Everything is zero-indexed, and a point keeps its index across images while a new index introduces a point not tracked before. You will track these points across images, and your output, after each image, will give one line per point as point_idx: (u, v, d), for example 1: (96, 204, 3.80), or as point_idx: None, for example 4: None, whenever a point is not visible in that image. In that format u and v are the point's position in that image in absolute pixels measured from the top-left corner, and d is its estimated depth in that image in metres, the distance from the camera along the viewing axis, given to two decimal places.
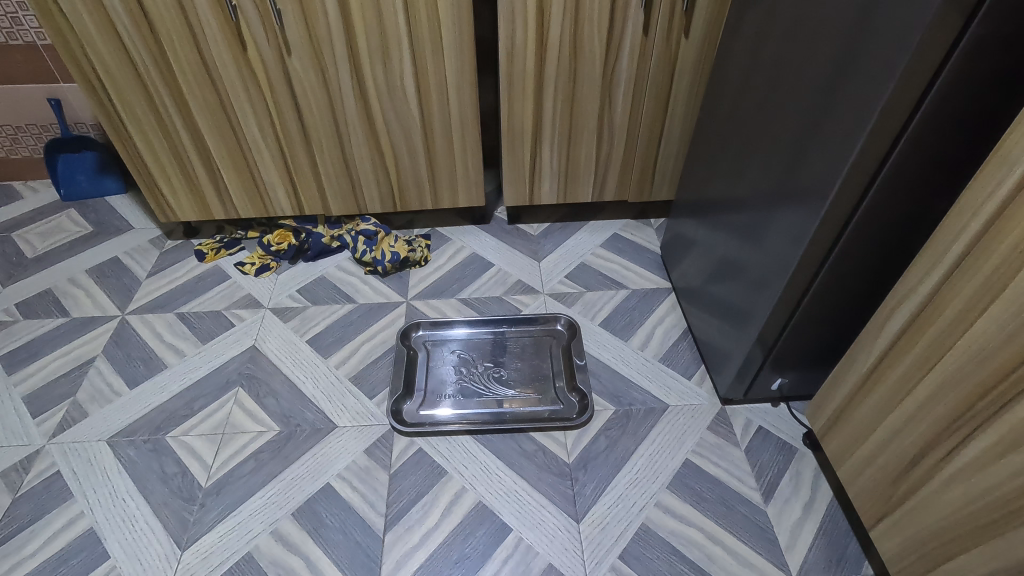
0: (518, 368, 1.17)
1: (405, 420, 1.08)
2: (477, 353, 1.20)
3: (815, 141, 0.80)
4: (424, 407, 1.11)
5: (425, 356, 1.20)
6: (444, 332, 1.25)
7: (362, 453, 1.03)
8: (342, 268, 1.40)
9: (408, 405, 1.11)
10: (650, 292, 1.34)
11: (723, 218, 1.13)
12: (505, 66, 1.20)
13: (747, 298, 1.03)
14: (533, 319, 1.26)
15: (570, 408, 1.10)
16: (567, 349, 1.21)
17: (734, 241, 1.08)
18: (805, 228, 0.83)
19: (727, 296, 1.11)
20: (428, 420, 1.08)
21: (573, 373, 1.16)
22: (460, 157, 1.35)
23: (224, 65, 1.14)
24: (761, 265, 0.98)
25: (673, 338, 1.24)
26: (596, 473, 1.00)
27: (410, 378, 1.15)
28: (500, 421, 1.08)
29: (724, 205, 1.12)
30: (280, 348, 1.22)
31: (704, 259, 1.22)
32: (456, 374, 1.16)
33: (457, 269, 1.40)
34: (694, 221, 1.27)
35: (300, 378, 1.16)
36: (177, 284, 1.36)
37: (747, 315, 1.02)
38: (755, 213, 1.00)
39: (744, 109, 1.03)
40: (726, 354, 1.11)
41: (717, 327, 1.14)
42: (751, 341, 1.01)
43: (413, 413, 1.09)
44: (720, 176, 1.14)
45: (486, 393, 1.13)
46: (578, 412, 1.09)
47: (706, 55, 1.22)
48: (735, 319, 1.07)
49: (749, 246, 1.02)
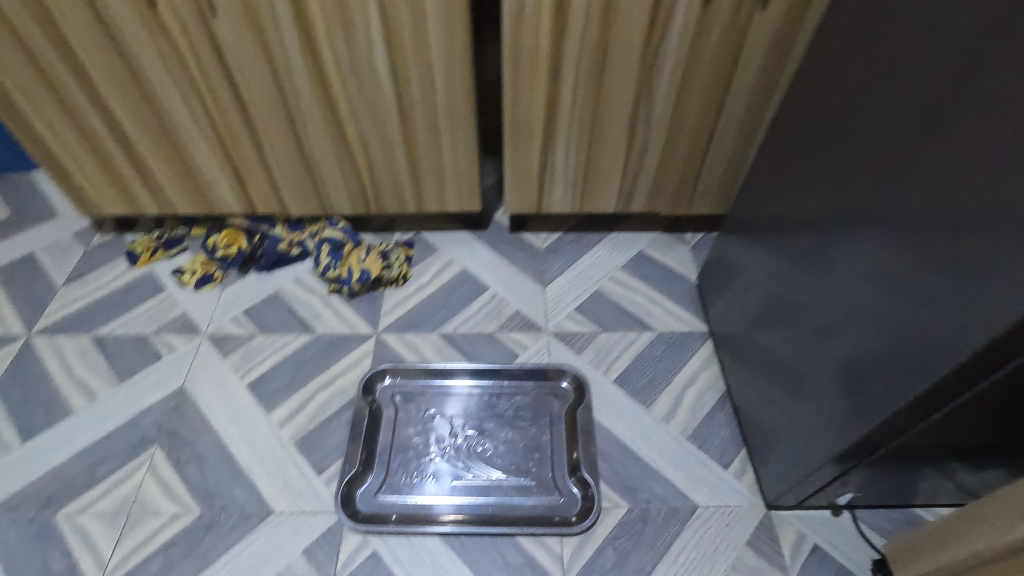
0: (508, 441, 0.92)
1: (359, 509, 0.85)
2: (460, 414, 0.95)
3: (986, 199, 0.50)
4: (384, 490, 0.87)
5: (394, 415, 0.95)
6: (421, 381, 1.00)
7: (300, 553, 0.81)
8: (302, 282, 1.14)
9: (364, 484, 0.88)
10: (680, 336, 1.06)
11: (784, 253, 0.84)
12: (511, 40, 0.89)
13: (818, 377, 0.76)
14: (531, 372, 1.00)
15: (568, 506, 0.86)
16: (572, 414, 0.96)
17: (799, 292, 0.80)
18: (935, 315, 0.56)
19: (784, 361, 0.84)
20: (388, 509, 0.85)
21: (575, 452, 0.91)
22: (449, 154, 1.06)
23: (129, 25, 0.85)
24: (835, 321, 0.72)
25: (707, 405, 0.97)
26: None
27: (370, 446, 0.91)
28: (478, 517, 0.85)
29: (787, 236, 0.84)
30: (214, 393, 0.98)
31: (754, 300, 0.94)
32: (431, 443, 0.92)
33: (441, 291, 1.13)
34: (741, 245, 0.99)
35: (234, 439, 0.92)
36: (100, 295, 1.11)
37: (818, 400, 0.76)
38: (837, 264, 0.71)
39: (833, 117, 0.73)
40: (776, 438, 0.86)
41: (767, 396, 0.88)
42: (825, 441, 0.75)
43: (369, 496, 0.86)
44: (783, 197, 0.85)
45: (466, 473, 0.89)
46: (578, 512, 0.85)
47: (787, 34, 0.88)
48: (796, 396, 0.81)
49: (824, 305, 0.75)
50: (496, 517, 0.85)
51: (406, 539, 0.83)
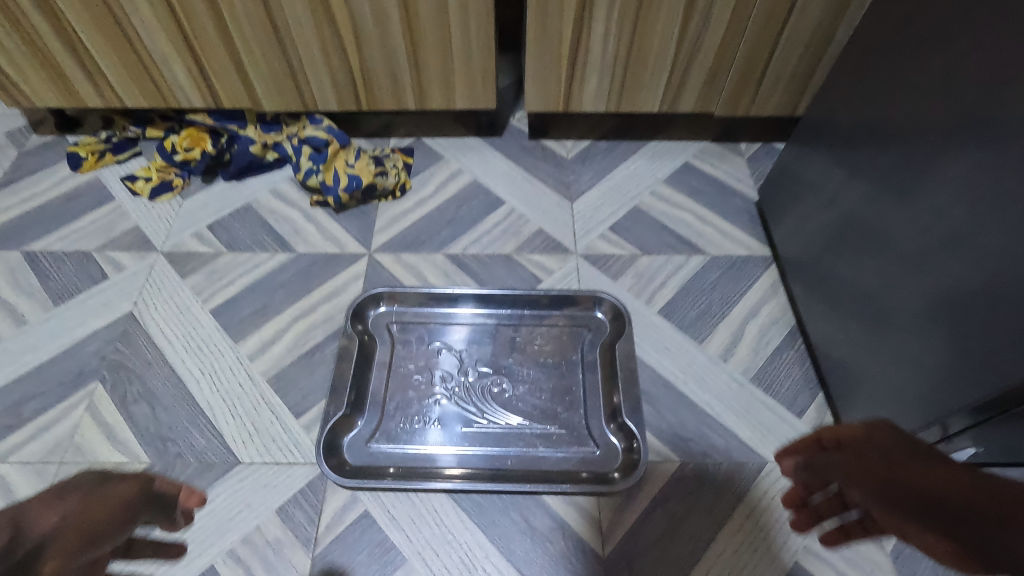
0: (530, 381, 0.75)
1: (349, 462, 0.68)
2: (470, 349, 0.78)
3: None
4: (378, 437, 0.70)
5: (390, 349, 0.77)
6: (424, 309, 0.81)
7: (272, 513, 0.65)
8: (279, 193, 0.94)
9: (354, 430, 0.71)
10: (738, 260, 0.88)
11: (879, 159, 0.66)
12: None
13: (922, 319, 0.60)
14: (557, 300, 0.82)
15: (606, 459, 0.69)
16: (609, 350, 0.78)
17: (901, 215, 0.63)
18: None
19: (870, 295, 0.68)
20: (383, 460, 0.69)
21: (614, 395, 0.74)
22: (458, 29, 0.84)
23: None
24: (961, 252, 0.55)
25: (773, 340, 0.79)
26: None
27: (360, 385, 0.74)
28: (494, 471, 0.68)
29: (885, 135, 0.65)
30: (170, 320, 0.80)
31: (830, 220, 0.76)
32: (435, 382, 0.75)
33: (448, 206, 0.94)
34: (812, 156, 0.80)
35: (194, 374, 0.75)
36: (35, 204, 0.92)
37: (919, 348, 0.60)
38: (973, 173, 0.54)
39: None
40: (859, 388, 0.69)
41: (845, 338, 0.72)
42: (929, 398, 0.59)
43: (360, 445, 0.69)
44: (878, 91, 0.66)
45: (479, 419, 0.72)
46: (618, 467, 0.69)
47: None
48: (887, 338, 0.65)
49: (938, 229, 0.58)
50: (516, 472, 0.68)
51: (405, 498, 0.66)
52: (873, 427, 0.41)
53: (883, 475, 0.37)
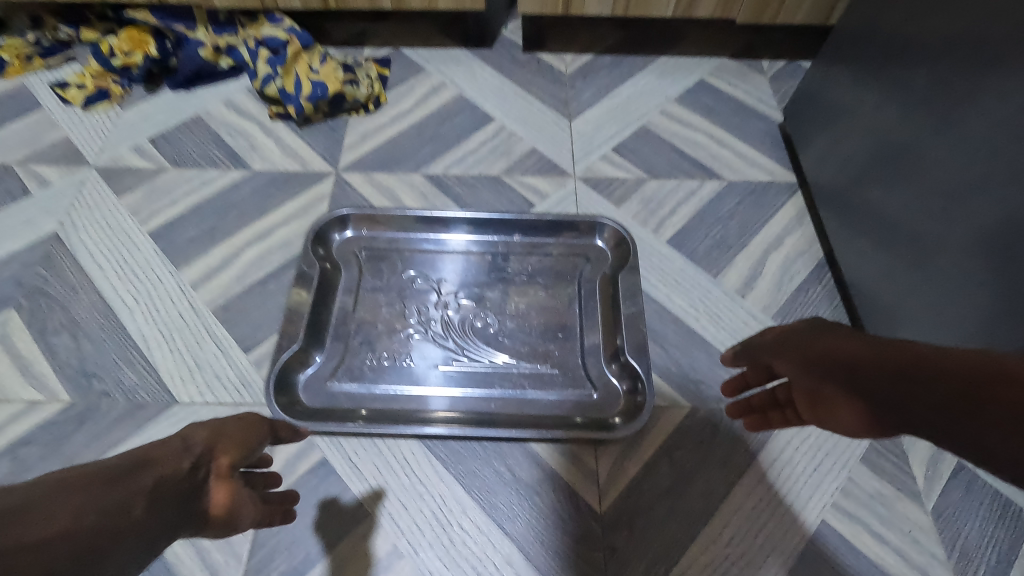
0: (519, 316, 0.65)
1: (305, 402, 0.58)
2: (450, 280, 0.67)
3: None
4: (340, 376, 0.60)
5: (356, 278, 0.67)
6: (398, 235, 0.71)
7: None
8: (234, 104, 0.82)
9: (312, 367, 0.61)
10: (759, 187, 0.77)
11: (934, 62, 0.57)
12: None
13: (977, 244, 0.52)
14: (552, 227, 0.71)
15: (605, 403, 0.60)
16: (610, 283, 0.68)
17: (961, 123, 0.54)
18: None
19: (910, 223, 0.59)
20: (345, 401, 0.59)
21: (616, 333, 0.64)
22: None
23: None
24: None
25: (798, 274, 0.69)
26: (651, 540, 0.53)
27: (320, 317, 0.63)
28: (475, 415, 0.59)
29: (945, 31, 0.55)
30: (101, 243, 0.68)
31: (860, 146, 0.67)
32: (409, 316, 0.64)
33: (429, 123, 0.82)
34: (847, 64, 0.69)
35: (127, 303, 0.64)
36: None
37: (969, 276, 0.52)
38: None
39: None
40: (892, 329, 0.61)
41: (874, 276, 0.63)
42: (977, 334, 0.52)
43: (318, 385, 0.59)
44: None
45: (458, 356, 0.62)
46: (619, 411, 0.59)
47: None
48: (932, 269, 0.56)
49: (1010, 137, 0.49)
50: (500, 417, 0.58)
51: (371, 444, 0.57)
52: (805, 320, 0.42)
53: (807, 353, 0.39)
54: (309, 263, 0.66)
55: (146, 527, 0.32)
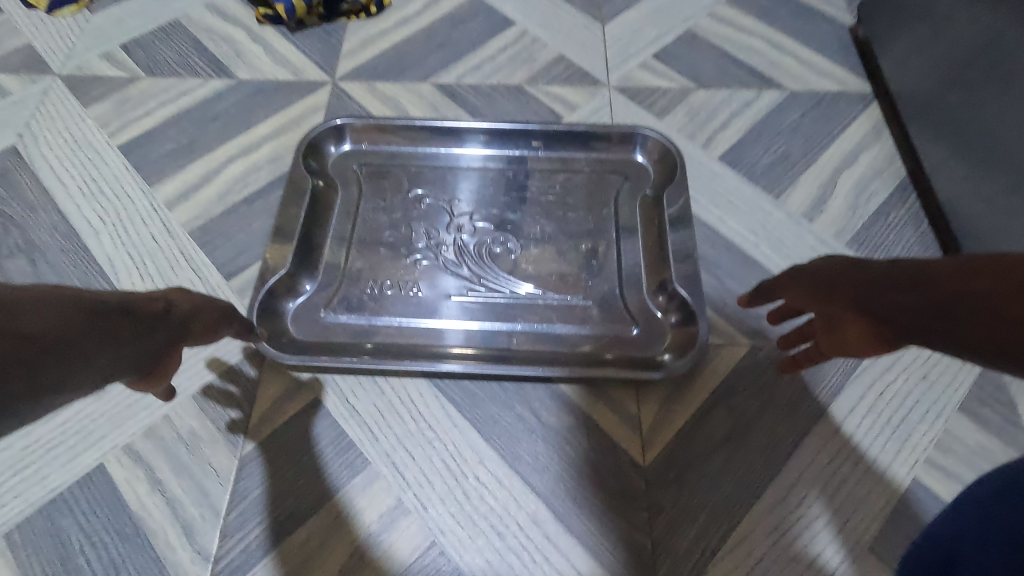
0: (545, 241, 0.55)
1: (294, 335, 0.50)
2: (464, 199, 0.57)
3: None
4: (335, 305, 0.51)
5: (355, 197, 0.57)
6: (404, 149, 0.61)
7: (188, 399, 0.47)
8: (218, 8, 0.72)
9: (302, 295, 0.52)
10: (827, 97, 0.65)
11: None
12: None
13: None
14: (582, 140, 0.61)
15: (652, 340, 0.50)
16: (653, 204, 0.57)
17: None
18: None
19: (1007, 138, 0.51)
20: (341, 334, 0.50)
21: (661, 259, 0.54)
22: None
23: None
24: None
25: (876, 196, 0.58)
26: (705, 497, 0.44)
27: (313, 240, 0.54)
28: (494, 352, 0.49)
29: None
30: (65, 157, 0.60)
31: (944, 60, 0.58)
32: (416, 239, 0.55)
33: (439, 27, 0.71)
34: None
35: (92, 223, 0.56)
36: None
37: None
38: None
39: None
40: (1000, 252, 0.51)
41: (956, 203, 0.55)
42: None
43: (309, 316, 0.51)
44: None
45: (474, 283, 0.52)
46: (669, 349, 0.49)
47: None
48: None
49: None
50: (524, 353, 0.49)
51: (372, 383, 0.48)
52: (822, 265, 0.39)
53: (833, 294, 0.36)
54: (300, 178, 0.57)
55: (104, 356, 0.29)
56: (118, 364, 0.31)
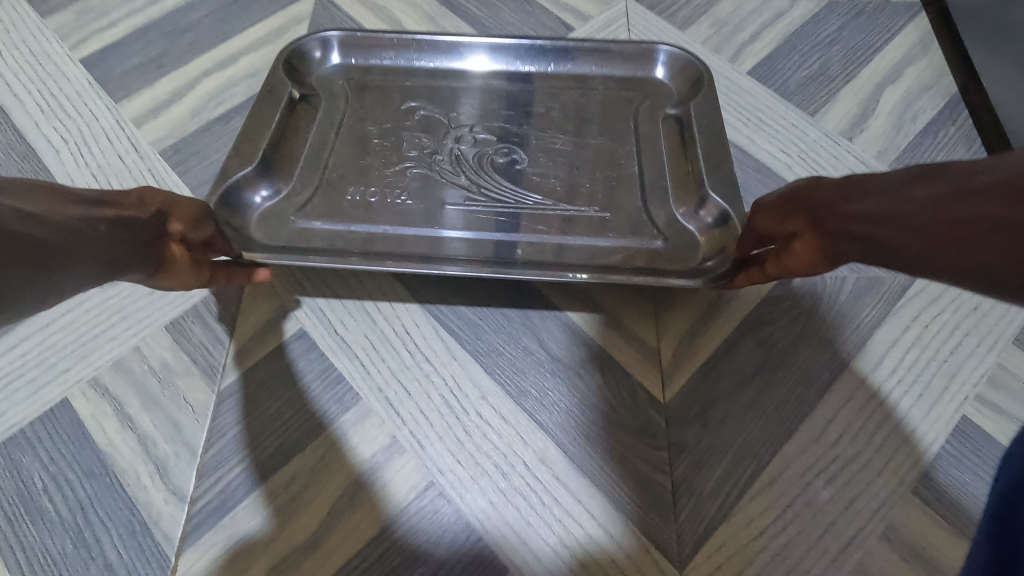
0: (554, 152, 0.49)
1: (260, 236, 0.44)
2: (465, 113, 0.51)
3: None
4: (308, 213, 0.45)
5: (337, 108, 0.51)
6: (394, 61, 0.54)
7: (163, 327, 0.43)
8: None
9: (272, 200, 0.46)
10: (868, 8, 0.58)
11: None
12: None
13: None
14: (596, 50, 0.53)
15: (678, 247, 0.44)
16: (676, 123, 0.50)
17: None
18: None
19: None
20: (316, 241, 0.44)
21: (688, 167, 0.47)
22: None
23: None
24: None
25: (923, 113, 0.52)
26: (732, 435, 0.40)
27: (290, 150, 0.48)
28: (495, 258, 0.43)
29: None
30: (21, 71, 0.54)
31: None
32: (408, 150, 0.49)
33: None
34: None
35: (51, 141, 0.50)
36: None
37: None
38: None
39: None
40: None
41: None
42: None
43: (277, 222, 0.45)
44: None
45: (474, 192, 0.47)
46: (708, 255, 0.43)
47: None
48: None
49: None
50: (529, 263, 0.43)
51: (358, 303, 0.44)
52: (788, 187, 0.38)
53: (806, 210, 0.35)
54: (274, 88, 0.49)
55: (100, 234, 0.30)
56: (119, 242, 0.31)
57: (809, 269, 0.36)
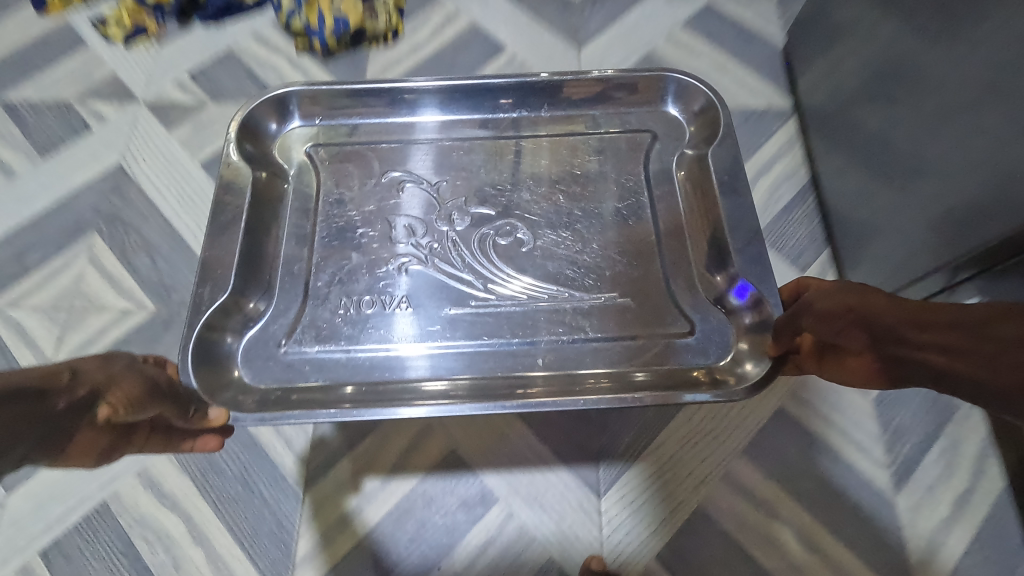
0: (559, 211, 0.64)
1: (269, 376, 0.56)
2: (425, 175, 0.67)
3: None
4: (300, 338, 0.57)
5: (317, 178, 0.66)
6: (362, 125, 0.70)
7: (302, 429, 0.64)
8: (261, 38, 0.88)
9: (257, 319, 0.58)
10: (753, 114, 0.82)
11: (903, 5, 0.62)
12: None
13: (933, 172, 0.59)
14: (598, 96, 0.70)
15: (707, 343, 0.57)
16: (696, 160, 0.67)
17: (924, 61, 0.59)
18: None
19: (877, 167, 0.67)
20: (307, 367, 0.56)
21: (712, 232, 0.62)
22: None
23: None
24: (967, 101, 0.54)
25: (781, 199, 0.77)
26: (635, 418, 0.65)
27: (261, 251, 0.61)
28: (514, 355, 0.57)
29: None
30: (160, 173, 0.78)
31: (856, 72, 0.71)
32: (397, 240, 0.63)
33: (445, 52, 0.87)
34: None
35: (189, 227, 0.74)
36: (4, 51, 0.87)
37: (926, 196, 0.59)
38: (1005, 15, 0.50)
39: None
40: (871, 243, 0.68)
41: (865, 199, 0.69)
42: (928, 245, 0.60)
43: (261, 362, 0.56)
44: None
45: (474, 284, 0.60)
46: (749, 358, 0.55)
47: None
48: (891, 195, 0.65)
49: (957, 79, 0.55)
50: (552, 373, 0.56)
51: (473, 458, 0.64)
52: (836, 290, 0.44)
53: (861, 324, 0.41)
54: (238, 168, 0.63)
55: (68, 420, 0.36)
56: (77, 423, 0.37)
57: (865, 377, 0.44)
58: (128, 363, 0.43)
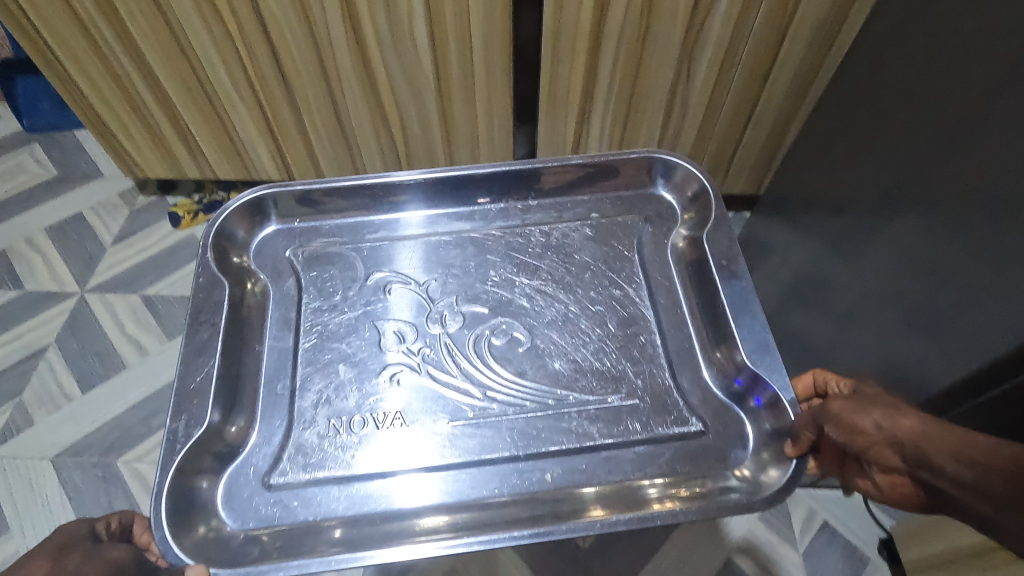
0: (540, 323, 0.72)
1: (243, 509, 0.59)
2: (415, 275, 0.75)
3: (944, 284, 0.62)
4: (283, 466, 0.61)
5: (297, 282, 0.75)
6: (336, 224, 0.81)
7: None
8: None
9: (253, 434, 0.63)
10: None
11: (794, 269, 0.95)
12: (549, 36, 0.90)
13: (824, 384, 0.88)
14: (580, 181, 0.83)
15: (718, 453, 0.63)
16: (692, 240, 0.79)
17: (813, 308, 0.89)
18: (905, 364, 0.69)
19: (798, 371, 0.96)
20: (295, 502, 0.60)
21: (710, 341, 0.70)
22: (484, 109, 1.03)
23: (186, 15, 0.87)
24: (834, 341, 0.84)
25: None
26: (615, 563, 0.84)
27: (242, 369, 0.68)
28: (518, 472, 0.62)
29: (797, 252, 0.94)
30: None
31: (784, 286, 0.98)
32: (387, 346, 0.70)
33: None
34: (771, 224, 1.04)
35: None
36: (145, 254, 1.17)
37: None
38: (838, 296, 0.82)
39: (851, 161, 0.79)
40: None
41: (877, 344, 0.74)
42: None
43: (243, 507, 0.60)
44: (799, 212, 0.93)
45: (467, 387, 0.67)
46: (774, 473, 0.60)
47: (826, 36, 0.88)
48: None
49: (828, 324, 0.85)
50: (566, 488, 0.61)
51: None
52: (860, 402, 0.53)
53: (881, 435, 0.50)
54: (215, 278, 0.71)
55: None
56: None
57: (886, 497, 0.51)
58: (83, 554, 0.55)
